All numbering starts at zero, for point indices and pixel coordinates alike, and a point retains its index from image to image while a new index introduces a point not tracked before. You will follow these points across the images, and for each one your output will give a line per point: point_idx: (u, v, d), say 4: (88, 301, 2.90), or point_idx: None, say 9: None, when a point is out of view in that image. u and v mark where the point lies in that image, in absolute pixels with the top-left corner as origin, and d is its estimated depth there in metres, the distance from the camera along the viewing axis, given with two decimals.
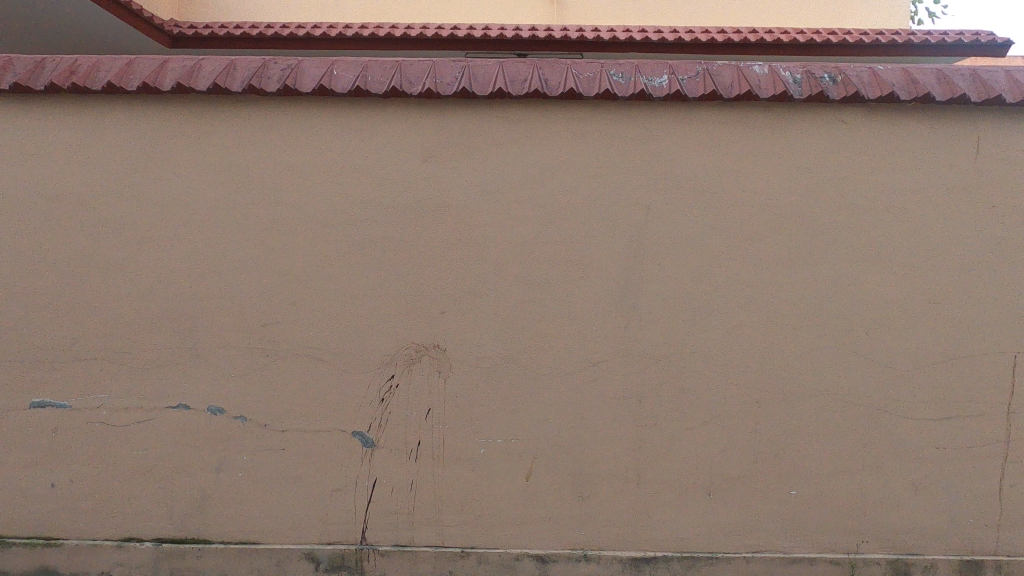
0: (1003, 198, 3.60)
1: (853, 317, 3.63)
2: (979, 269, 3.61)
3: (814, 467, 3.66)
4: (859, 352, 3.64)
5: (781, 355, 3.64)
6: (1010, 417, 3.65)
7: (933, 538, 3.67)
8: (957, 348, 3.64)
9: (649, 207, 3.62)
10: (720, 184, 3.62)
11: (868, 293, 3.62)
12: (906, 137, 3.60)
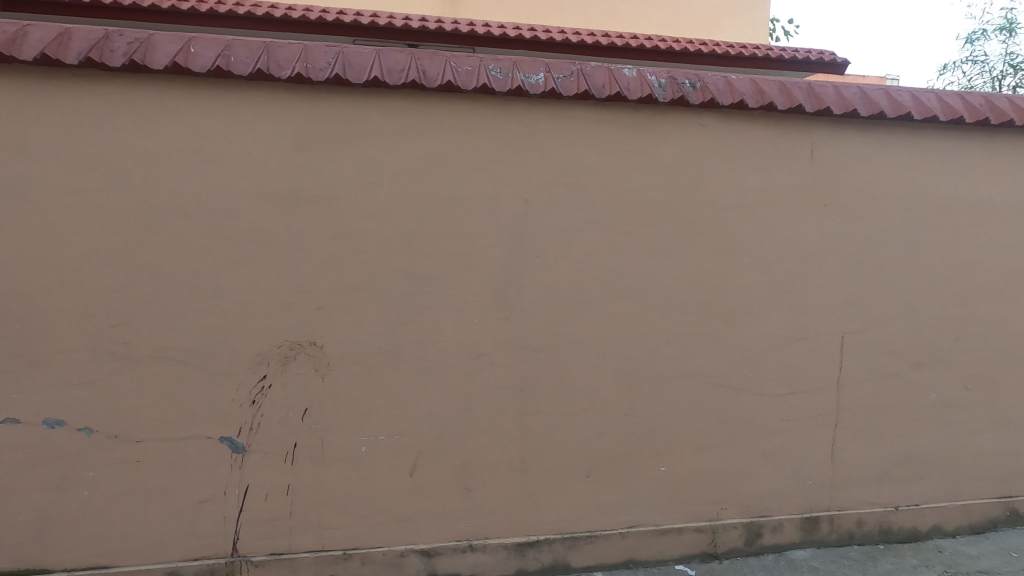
0: (833, 198, 4.10)
1: (713, 306, 3.97)
2: (815, 261, 4.10)
3: (681, 445, 3.99)
4: (718, 338, 3.99)
5: (651, 342, 3.90)
6: (841, 390, 4.20)
7: (778, 499, 4.16)
8: (799, 330, 4.11)
9: (527, 202, 3.71)
10: (594, 181, 3.78)
11: (726, 284, 3.98)
12: (757, 142, 3.97)
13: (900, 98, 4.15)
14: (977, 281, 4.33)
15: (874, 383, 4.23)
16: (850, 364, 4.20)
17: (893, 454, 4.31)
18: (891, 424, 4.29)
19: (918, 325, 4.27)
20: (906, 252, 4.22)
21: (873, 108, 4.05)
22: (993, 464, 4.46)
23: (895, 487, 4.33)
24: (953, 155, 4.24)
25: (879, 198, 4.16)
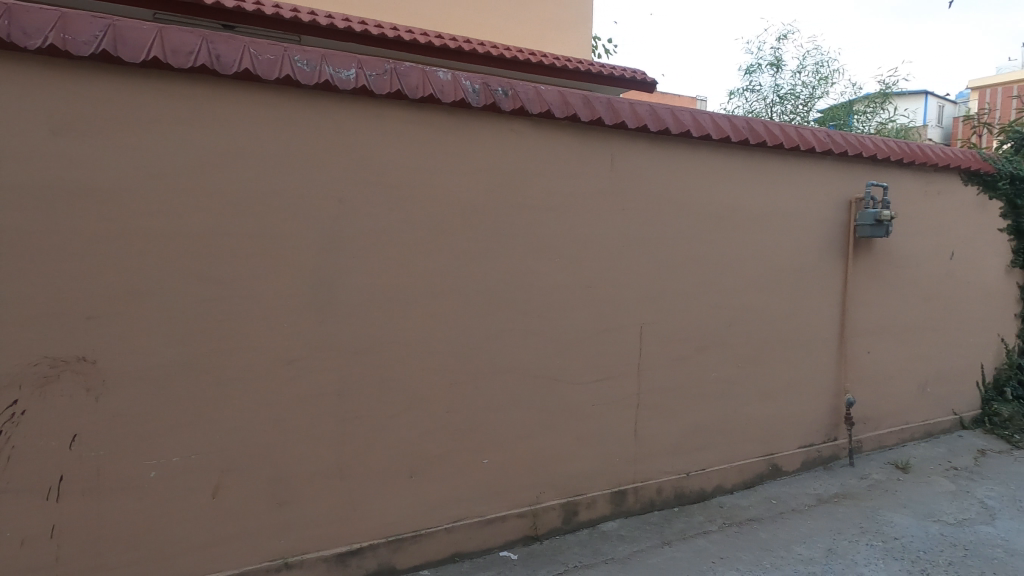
0: (765, 188, 3.73)
1: (612, 313, 3.26)
2: (706, 247, 3.53)
3: (623, 502, 3.38)
4: (662, 373, 3.45)
5: (587, 372, 3.22)
6: (771, 398, 3.90)
7: (677, 498, 3.57)
8: (698, 336, 3.55)
9: (433, 224, 2.77)
10: (517, 196, 2.96)
11: (625, 277, 3.28)
12: (690, 157, 3.44)
13: (816, 134, 3.95)
14: (837, 274, 4.10)
15: (786, 391, 3.96)
16: (782, 384, 3.93)
17: (794, 443, 4.04)
18: (755, 432, 3.86)
19: (796, 317, 3.93)
20: (784, 241, 3.84)
21: (793, 141, 3.77)
22: (864, 451, 4.36)
23: (792, 480, 3.97)
24: (857, 170, 4.16)
25: (800, 207, 3.89)
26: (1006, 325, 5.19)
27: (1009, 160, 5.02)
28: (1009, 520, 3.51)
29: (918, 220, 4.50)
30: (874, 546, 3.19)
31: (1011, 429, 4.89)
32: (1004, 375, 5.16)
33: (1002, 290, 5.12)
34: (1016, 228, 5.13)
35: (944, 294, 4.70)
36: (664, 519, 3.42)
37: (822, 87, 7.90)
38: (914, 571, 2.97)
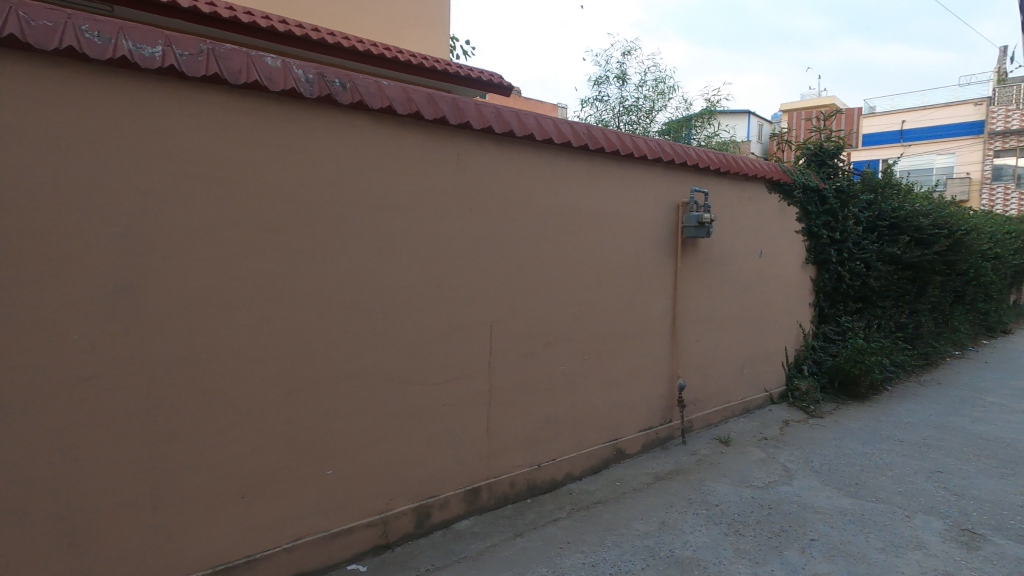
0: (604, 191, 4.00)
1: (461, 312, 3.27)
2: (552, 247, 3.69)
3: (476, 499, 3.41)
4: (511, 370, 3.53)
5: (438, 372, 3.19)
6: (614, 388, 4.18)
7: (530, 490, 3.68)
8: (546, 332, 3.70)
9: (261, 221, 2.56)
10: (357, 194, 2.85)
11: (473, 276, 3.31)
12: (535, 160, 3.57)
13: (648, 143, 4.30)
14: (668, 271, 4.51)
15: (627, 380, 4.27)
16: (623, 374, 4.23)
17: (634, 427, 4.38)
18: (600, 421, 4.11)
19: (634, 311, 4.26)
20: (622, 241, 4.14)
21: (628, 148, 4.07)
22: (694, 429, 4.86)
23: (634, 462, 4.30)
24: (684, 177, 4.61)
25: (635, 210, 4.22)
26: (802, 313, 6.10)
27: (803, 172, 5.89)
28: (804, 479, 4.11)
29: (733, 223, 5.12)
30: (699, 515, 3.55)
31: (807, 401, 5.77)
32: (802, 355, 6.07)
33: (799, 283, 6.01)
34: (808, 231, 6.05)
35: (755, 288, 5.40)
36: (516, 511, 3.51)
37: (661, 101, 8.67)
38: (730, 532, 3.35)
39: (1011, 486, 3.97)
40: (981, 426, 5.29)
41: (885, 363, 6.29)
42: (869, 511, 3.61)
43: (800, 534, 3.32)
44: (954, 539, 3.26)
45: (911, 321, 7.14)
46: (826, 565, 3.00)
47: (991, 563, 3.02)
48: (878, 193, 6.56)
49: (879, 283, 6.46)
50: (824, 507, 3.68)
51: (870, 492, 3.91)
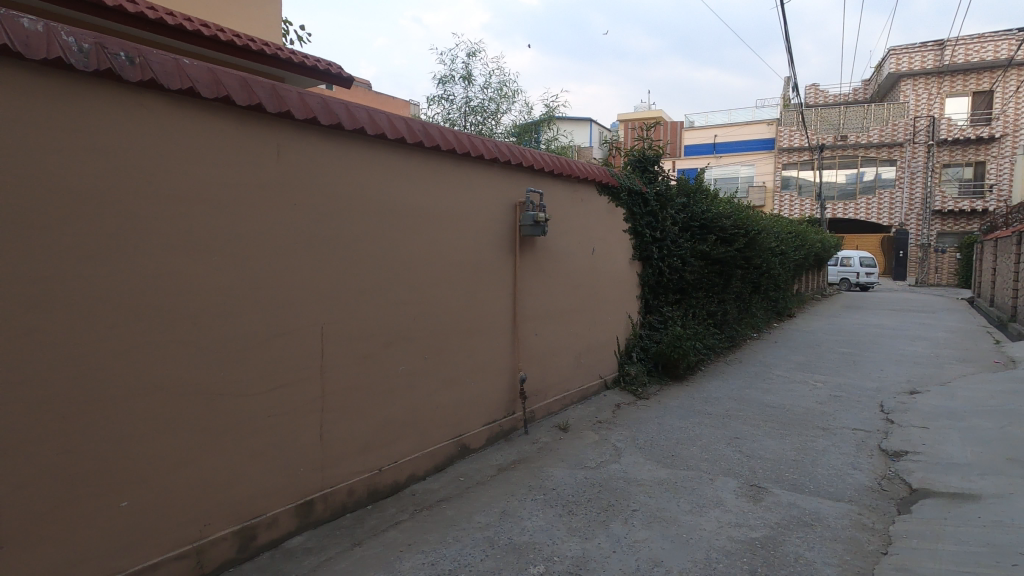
0: (440, 190, 4.00)
1: (286, 316, 3.05)
2: (387, 245, 3.61)
3: (310, 513, 3.21)
4: (345, 374, 3.38)
5: (260, 381, 2.95)
6: (456, 384, 4.21)
7: (370, 496, 3.56)
8: (383, 332, 3.61)
9: (20, 215, 2.14)
10: (152, 185, 2.51)
11: (299, 277, 3.11)
12: (366, 155, 3.46)
13: (485, 144, 4.39)
14: (507, 268, 4.67)
15: (469, 376, 4.33)
16: (465, 370, 4.28)
17: (478, 422, 4.45)
18: (444, 419, 4.11)
19: (475, 308, 4.34)
20: (461, 239, 4.19)
21: (465, 148, 4.12)
22: (536, 419, 5.09)
23: (478, 456, 4.37)
24: (519, 178, 4.79)
25: (472, 209, 4.29)
26: (631, 305, 6.71)
27: (628, 177, 6.45)
28: (629, 456, 4.52)
29: (567, 222, 5.45)
30: (537, 500, 3.72)
31: (636, 384, 6.37)
32: (631, 343, 6.67)
33: (627, 278, 6.59)
34: (634, 230, 6.65)
35: (588, 283, 5.81)
36: (355, 520, 3.37)
37: (506, 104, 8.94)
38: (564, 513, 3.55)
39: (787, 444, 4.75)
40: (769, 395, 6.26)
41: (698, 346, 7.17)
42: (681, 479, 4.07)
43: (625, 507, 3.64)
44: (744, 495, 3.80)
45: (719, 309, 8.23)
46: (645, 531, 3.31)
47: (770, 511, 3.57)
48: (690, 197, 7.43)
49: (692, 276, 7.34)
50: (646, 479, 4.07)
51: (683, 461, 4.42)
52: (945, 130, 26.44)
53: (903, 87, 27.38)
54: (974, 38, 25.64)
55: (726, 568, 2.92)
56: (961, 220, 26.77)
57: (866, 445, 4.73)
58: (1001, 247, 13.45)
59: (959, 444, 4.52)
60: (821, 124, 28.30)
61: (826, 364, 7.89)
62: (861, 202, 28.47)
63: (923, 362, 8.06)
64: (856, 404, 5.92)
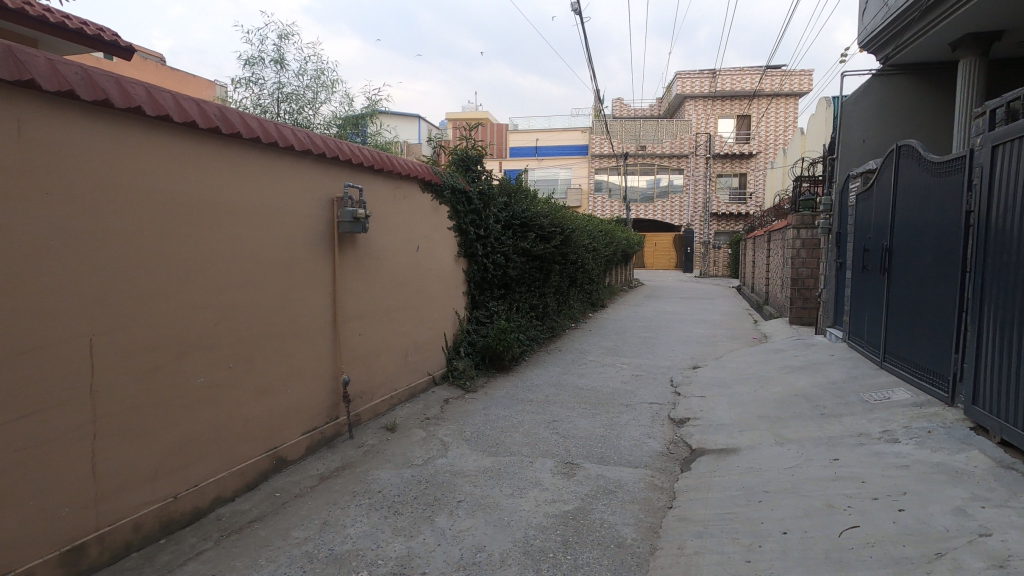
0: (242, 182, 3.65)
1: (37, 326, 2.52)
2: (177, 242, 3.19)
3: (82, 558, 2.70)
4: (123, 391, 2.90)
5: (3, 408, 2.40)
6: (268, 393, 3.88)
7: (164, 529, 3.12)
8: (173, 341, 3.17)
9: None
10: None
11: (54, 280, 2.59)
12: (146, 138, 3.02)
13: (295, 134, 4.10)
14: (324, 267, 4.43)
15: (284, 384, 4.03)
16: (278, 377, 3.96)
17: (296, 432, 4.16)
18: (255, 432, 3.77)
19: (289, 310, 4.05)
20: (269, 236, 3.87)
21: (272, 137, 3.81)
22: (361, 422, 4.92)
23: (297, 468, 4.09)
24: (335, 172, 4.57)
25: (281, 203, 3.98)
26: (457, 301, 6.83)
27: (452, 175, 6.54)
28: (456, 449, 4.61)
29: (389, 219, 5.36)
30: (361, 505, 3.61)
31: (464, 378, 6.51)
32: (458, 339, 6.80)
33: (452, 274, 6.69)
34: (459, 228, 6.77)
35: (412, 281, 5.78)
36: (143, 559, 2.92)
37: (324, 93, 8.46)
38: (389, 514, 3.50)
39: (596, 422, 5.26)
40: (583, 379, 6.87)
41: (521, 338, 7.58)
42: (504, 465, 4.27)
43: (450, 499, 3.70)
44: (560, 472, 4.13)
45: (540, 302, 8.78)
46: (469, 520, 3.41)
47: (581, 484, 3.92)
48: (511, 196, 7.79)
49: (514, 272, 7.72)
50: (471, 470, 4.19)
51: (506, 448, 4.63)
52: (718, 145, 31.47)
53: (687, 107, 31.91)
54: (736, 70, 30.88)
55: (542, 542, 3.14)
56: (731, 221, 32.13)
57: (659, 416, 5.44)
58: (757, 244, 16.43)
59: (725, 408, 5.43)
60: (625, 135, 31.72)
61: (630, 348, 8.90)
62: (658, 204, 32.61)
63: (703, 341, 9.52)
64: (652, 381, 6.77)
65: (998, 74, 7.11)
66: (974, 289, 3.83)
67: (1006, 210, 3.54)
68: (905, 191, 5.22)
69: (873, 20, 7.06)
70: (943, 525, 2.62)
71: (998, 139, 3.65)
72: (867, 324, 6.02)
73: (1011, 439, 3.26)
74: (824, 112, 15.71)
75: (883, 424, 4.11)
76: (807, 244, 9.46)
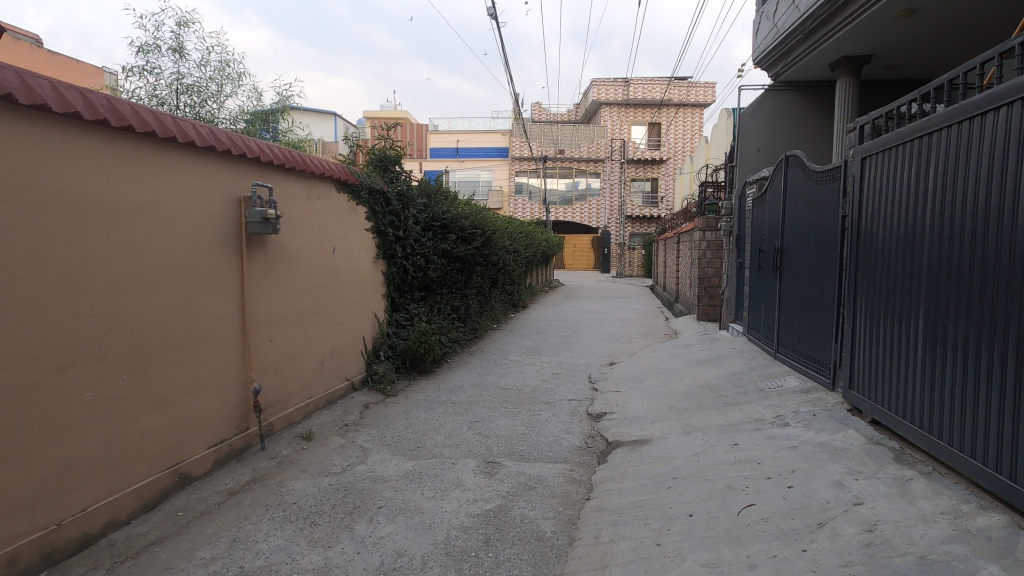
0: (136, 179, 3.39)
1: None
2: (57, 243, 2.90)
3: None
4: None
5: None
6: (169, 406, 3.62)
7: (47, 561, 2.81)
8: (55, 354, 2.89)
9: None
10: None
11: None
12: (19, 129, 2.73)
13: (196, 129, 3.86)
14: (231, 270, 4.20)
15: (186, 395, 3.77)
16: (179, 388, 3.70)
17: (201, 445, 3.91)
18: (154, 449, 3.50)
19: (191, 317, 3.80)
20: (167, 238, 3.61)
21: (169, 132, 3.57)
22: (274, 432, 4.70)
23: (202, 484, 3.84)
24: (242, 170, 4.35)
25: (181, 202, 3.73)
26: (377, 303, 6.69)
27: (369, 175, 6.40)
28: (376, 455, 4.53)
29: (302, 220, 5.16)
30: (275, 518, 3.45)
31: (384, 382, 6.39)
32: (378, 342, 6.66)
33: (371, 277, 6.55)
34: (377, 229, 6.64)
35: (328, 284, 5.60)
36: None
37: (230, 86, 7.98)
38: (305, 526, 3.37)
39: (518, 421, 5.35)
40: (504, 379, 6.97)
41: (442, 339, 7.55)
42: (426, 468, 4.24)
43: (370, 506, 3.63)
44: (481, 472, 4.17)
45: (462, 303, 8.79)
46: (389, 526, 3.36)
47: (503, 482, 3.98)
48: (431, 198, 7.74)
49: (435, 273, 7.68)
50: (391, 475, 4.13)
51: (428, 451, 4.61)
52: (632, 151, 32.88)
53: (602, 113, 33.09)
54: (647, 79, 32.42)
55: (464, 542, 3.15)
56: (644, 223, 33.68)
57: (578, 412, 5.63)
58: (668, 245, 17.34)
59: (639, 402, 5.71)
60: (544, 138, 32.38)
61: (550, 347, 9.12)
62: (577, 207, 33.57)
63: (619, 338, 9.93)
64: (571, 379, 6.97)
65: (869, 93, 7.97)
66: (849, 285, 4.28)
67: (873, 215, 3.98)
68: (793, 197, 5.73)
69: (765, 40, 7.69)
70: (825, 497, 2.92)
71: (867, 152, 4.10)
72: (763, 319, 6.54)
73: (880, 418, 3.67)
74: (726, 122, 16.82)
75: (776, 410, 4.49)
76: (712, 245, 10.12)
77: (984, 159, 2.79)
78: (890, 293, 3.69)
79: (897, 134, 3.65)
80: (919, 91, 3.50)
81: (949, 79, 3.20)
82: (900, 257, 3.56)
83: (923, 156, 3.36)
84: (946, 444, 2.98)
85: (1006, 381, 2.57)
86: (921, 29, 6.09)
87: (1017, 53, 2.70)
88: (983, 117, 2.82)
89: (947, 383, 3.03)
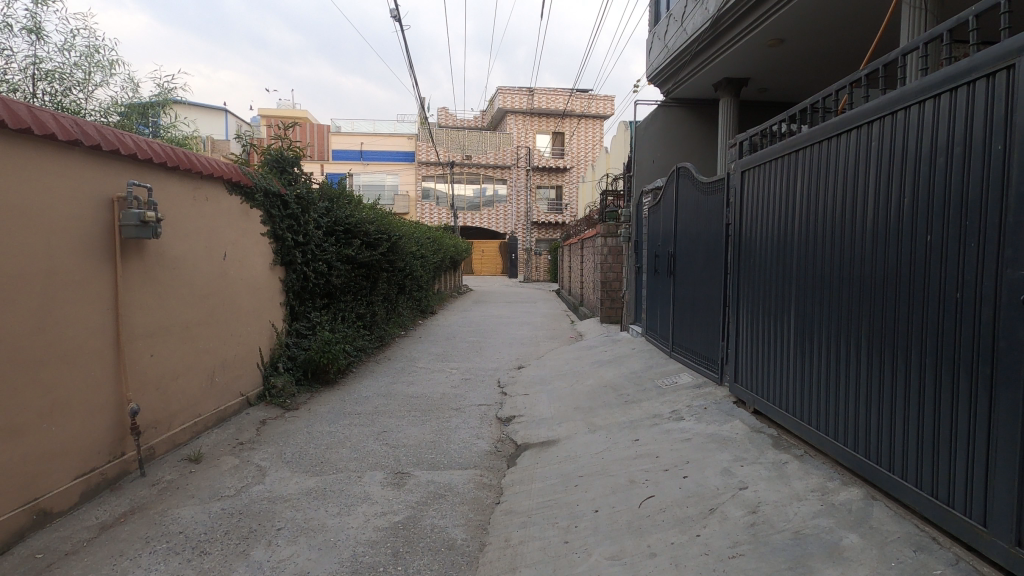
0: None
1: None
2: None
3: None
4: None
5: None
6: (23, 434, 3.17)
7: None
8: None
9: None
10: None
11: None
12: None
13: (56, 120, 3.43)
14: (100, 278, 3.78)
15: (45, 420, 3.33)
16: (36, 412, 3.26)
17: (66, 476, 3.48)
18: (4, 484, 3.05)
19: (49, 331, 3.36)
20: (19, 242, 3.18)
21: (22, 123, 3.14)
22: (156, 456, 4.28)
23: (66, 520, 3.40)
24: (114, 168, 3.93)
25: (36, 202, 3.30)
26: (274, 313, 6.31)
27: (265, 176, 6.01)
28: (274, 473, 4.26)
29: (187, 223, 4.75)
30: (156, 551, 3.14)
31: (283, 396, 6.03)
32: (276, 353, 6.28)
33: (268, 285, 6.16)
34: (275, 234, 6.27)
35: (217, 293, 5.20)
36: None
37: (100, 75, 7.20)
38: (193, 556, 3.10)
39: (426, 429, 5.28)
40: (412, 386, 6.85)
41: (347, 348, 7.26)
42: (330, 484, 4.05)
43: (268, 528, 3.40)
44: (389, 483, 4.06)
45: (367, 310, 8.50)
46: (290, 548, 3.17)
47: (411, 493, 3.90)
48: (333, 201, 7.43)
49: (338, 280, 7.38)
50: (292, 493, 3.90)
51: (332, 465, 4.40)
52: (537, 159, 33.65)
53: (508, 121, 33.71)
54: (550, 90, 33.56)
55: (371, 558, 3.05)
56: (550, 229, 34.52)
57: (487, 417, 5.65)
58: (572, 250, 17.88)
59: (546, 404, 5.86)
60: (451, 144, 32.37)
61: (458, 353, 9.07)
62: (484, 213, 33.81)
63: (527, 342, 10.10)
64: (480, 385, 6.97)
65: (746, 113, 8.77)
66: (733, 287, 4.66)
67: (752, 223, 4.38)
68: (684, 206, 6.15)
69: (658, 59, 8.19)
70: (715, 484, 3.15)
71: (746, 166, 4.50)
72: (659, 320, 6.95)
73: (761, 408, 4.03)
74: (624, 135, 17.75)
75: (672, 405, 4.78)
76: (612, 251, 10.60)
77: (841, 175, 3.16)
78: (767, 293, 4.06)
79: (770, 150, 4.05)
80: (787, 112, 3.91)
81: (810, 103, 3.59)
82: (775, 259, 3.93)
83: (792, 171, 3.74)
84: (815, 429, 3.33)
85: (871, 369, 2.84)
86: (788, 57, 6.79)
87: (864, 83, 3.08)
88: (839, 137, 3.20)
89: (819, 370, 3.33)
